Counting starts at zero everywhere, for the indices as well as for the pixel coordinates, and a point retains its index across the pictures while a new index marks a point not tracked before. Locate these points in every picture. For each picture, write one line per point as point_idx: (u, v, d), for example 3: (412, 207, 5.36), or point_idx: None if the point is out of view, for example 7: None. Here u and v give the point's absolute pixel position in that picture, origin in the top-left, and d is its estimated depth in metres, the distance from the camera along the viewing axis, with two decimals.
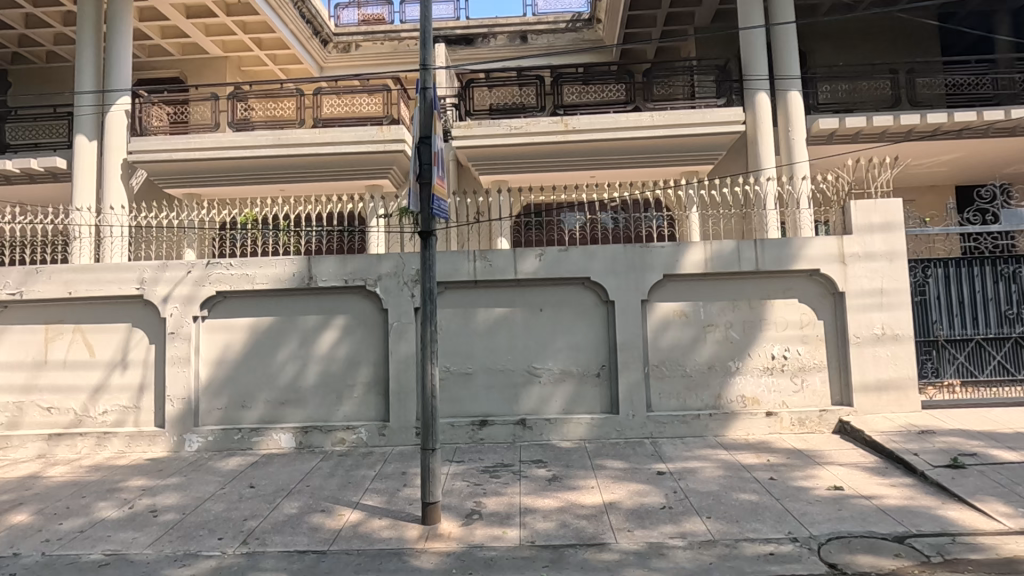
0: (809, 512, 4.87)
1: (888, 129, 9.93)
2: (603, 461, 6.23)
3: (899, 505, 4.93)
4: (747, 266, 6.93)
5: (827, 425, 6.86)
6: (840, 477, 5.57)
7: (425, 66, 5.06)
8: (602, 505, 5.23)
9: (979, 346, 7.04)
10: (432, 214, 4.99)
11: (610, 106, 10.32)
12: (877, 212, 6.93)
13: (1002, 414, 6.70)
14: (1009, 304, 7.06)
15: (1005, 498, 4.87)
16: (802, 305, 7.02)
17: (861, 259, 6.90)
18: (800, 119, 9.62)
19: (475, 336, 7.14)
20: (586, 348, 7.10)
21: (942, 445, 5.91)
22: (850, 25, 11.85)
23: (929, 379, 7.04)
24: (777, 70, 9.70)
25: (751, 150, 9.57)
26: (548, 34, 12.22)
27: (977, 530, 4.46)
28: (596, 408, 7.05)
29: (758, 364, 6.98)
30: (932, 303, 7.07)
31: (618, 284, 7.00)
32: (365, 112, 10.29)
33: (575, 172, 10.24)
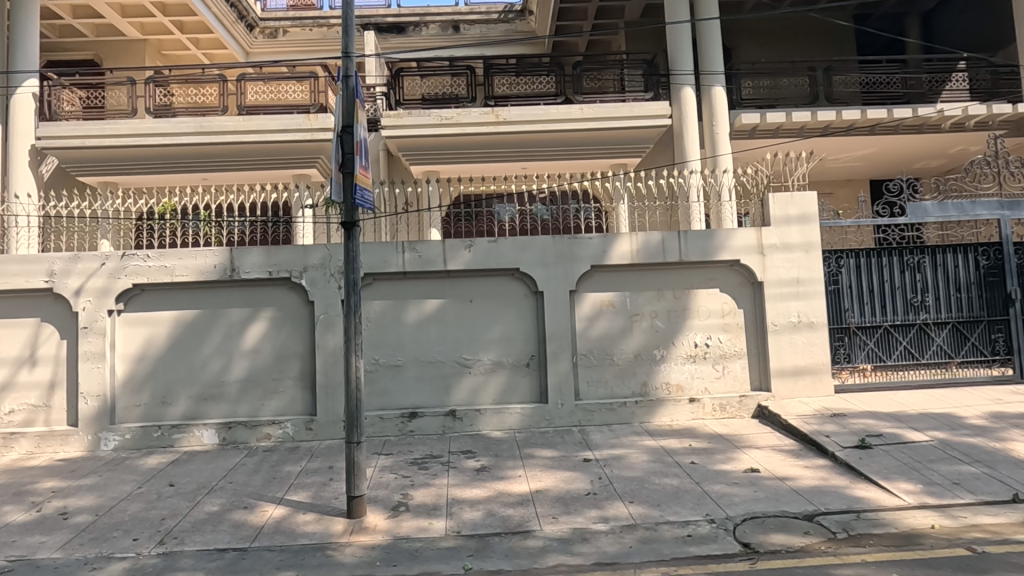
0: (726, 494, 5.06)
1: (806, 125, 10.31)
2: (532, 451, 6.29)
3: (811, 485, 5.16)
4: (672, 257, 7.11)
5: (747, 410, 7.12)
6: (758, 459, 5.79)
7: (346, 53, 4.98)
8: (529, 493, 5.30)
9: (887, 333, 7.42)
10: (355, 204, 4.95)
11: (540, 98, 10.41)
12: (793, 205, 7.22)
13: (907, 396, 7.08)
14: (914, 293, 7.45)
15: (906, 476, 5.16)
16: (724, 295, 7.25)
17: (779, 250, 7.18)
18: (725, 114, 9.89)
19: (405, 328, 7.09)
20: (516, 339, 7.14)
21: (852, 427, 6.21)
22: (772, 23, 12.25)
23: (841, 365, 7.37)
24: (702, 65, 9.94)
25: (677, 143, 9.79)
26: (480, 24, 12.18)
27: (880, 506, 4.72)
28: (526, 397, 7.11)
29: (683, 352, 7.17)
30: (844, 292, 7.41)
31: (547, 275, 7.07)
32: (291, 99, 10.10)
33: (507, 163, 10.27)
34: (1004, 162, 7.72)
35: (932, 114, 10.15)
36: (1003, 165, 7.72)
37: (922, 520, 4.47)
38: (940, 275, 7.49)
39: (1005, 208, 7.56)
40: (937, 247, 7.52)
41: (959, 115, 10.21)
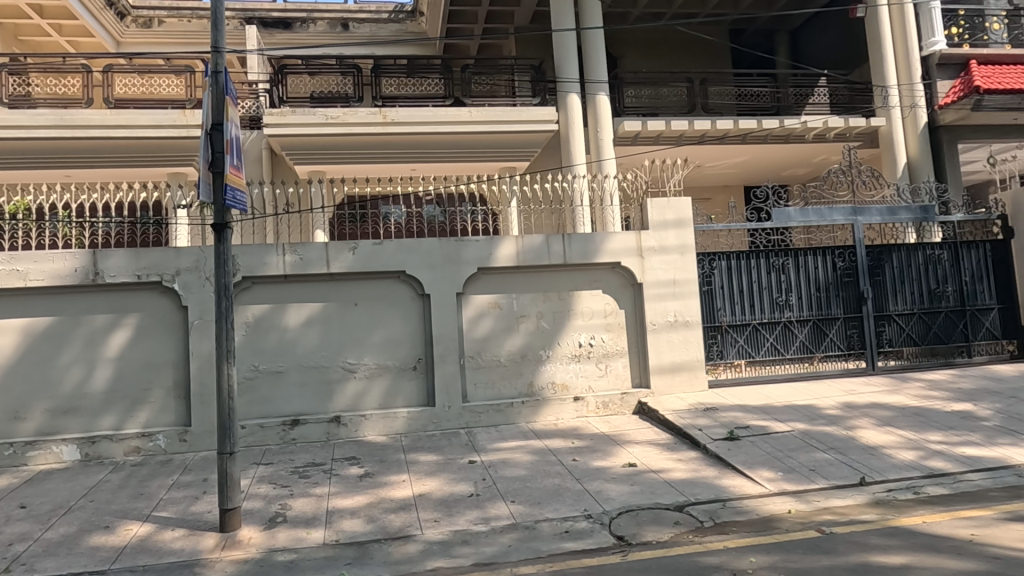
0: (604, 490, 5.21)
1: (685, 133, 10.80)
2: (416, 455, 6.25)
3: (683, 477, 5.40)
4: (556, 259, 7.28)
5: (628, 406, 7.36)
6: (635, 455, 6.01)
7: (215, 49, 4.77)
8: (412, 497, 5.27)
9: (756, 330, 7.89)
10: (226, 206, 4.75)
11: (428, 100, 10.41)
12: (670, 210, 7.57)
13: (774, 389, 7.54)
14: (779, 292, 7.97)
15: (769, 465, 5.51)
16: (606, 296, 7.49)
17: (657, 252, 7.51)
18: (609, 121, 10.22)
19: (285, 333, 6.87)
20: (402, 342, 7.08)
21: (722, 420, 6.56)
22: (656, 34, 12.76)
23: (714, 361, 7.76)
24: (587, 73, 10.23)
25: (563, 148, 10.02)
26: (370, 23, 12.02)
27: (744, 494, 5.00)
28: (412, 401, 7.05)
29: (567, 352, 7.33)
30: (717, 292, 7.82)
31: (433, 277, 7.05)
32: (165, 94, 9.66)
33: (396, 164, 10.17)
34: (856, 172, 8.39)
35: (796, 125, 10.90)
36: (856, 174, 8.39)
37: (780, 506, 4.78)
38: (802, 275, 8.06)
39: (857, 213, 8.18)
40: (799, 250, 8.07)
41: (820, 126, 11.00)
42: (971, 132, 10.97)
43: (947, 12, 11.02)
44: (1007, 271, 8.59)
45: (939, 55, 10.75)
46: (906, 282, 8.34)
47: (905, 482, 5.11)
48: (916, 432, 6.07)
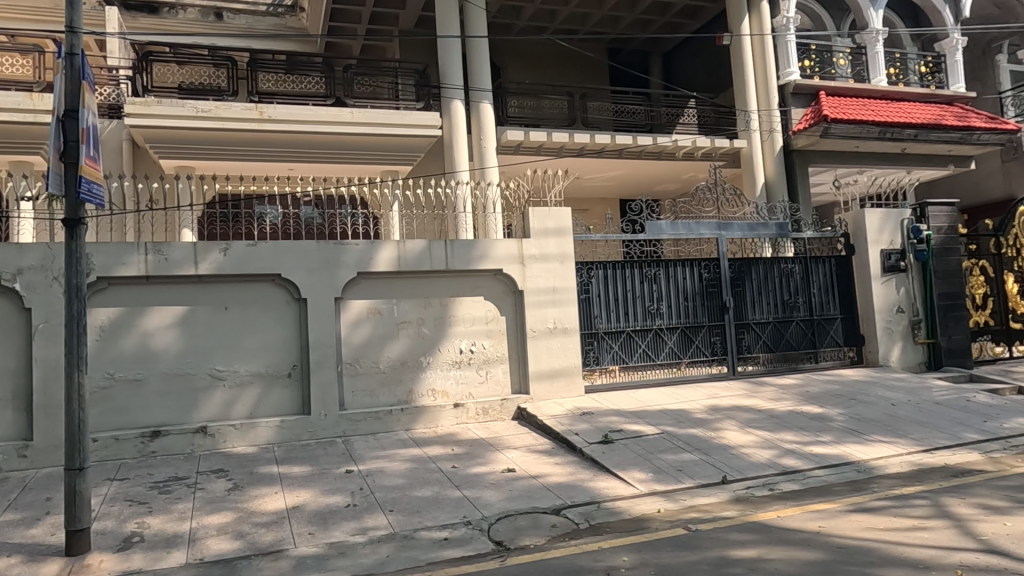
0: (483, 496, 5.23)
1: (564, 145, 11.11)
2: (289, 467, 5.99)
3: (560, 481, 5.53)
4: (439, 265, 7.28)
5: (508, 412, 7.42)
6: (514, 460, 6.09)
7: (71, 28, 4.38)
8: (284, 510, 5.05)
9: (629, 337, 8.23)
10: (79, 199, 4.37)
11: (308, 98, 10.14)
12: (551, 219, 7.78)
13: (646, 394, 7.89)
14: (651, 301, 8.36)
15: (641, 467, 5.75)
16: (487, 302, 7.55)
17: (537, 260, 7.67)
18: (492, 129, 10.34)
19: (145, 338, 6.40)
20: (276, 348, 6.79)
21: (597, 424, 6.78)
22: (537, 47, 13.17)
23: (591, 367, 8.01)
24: (471, 81, 10.29)
25: (447, 154, 10.03)
26: (245, 15, 11.43)
27: (617, 496, 5.19)
28: (285, 409, 6.76)
29: (448, 358, 7.32)
30: (594, 300, 8.09)
31: (310, 281, 6.83)
32: (8, 74, 8.73)
33: (272, 163, 9.77)
34: (721, 190, 8.96)
35: (668, 143, 11.51)
36: (721, 192, 8.96)
37: (650, 505, 5.00)
38: (672, 285, 8.50)
39: (721, 228, 8.75)
40: (670, 261, 8.51)
41: (689, 145, 11.67)
42: (820, 157, 11.94)
43: (801, 46, 12.16)
44: (849, 285, 9.45)
45: (794, 85, 11.73)
46: (764, 294, 8.99)
47: (761, 479, 5.49)
48: (771, 432, 6.55)
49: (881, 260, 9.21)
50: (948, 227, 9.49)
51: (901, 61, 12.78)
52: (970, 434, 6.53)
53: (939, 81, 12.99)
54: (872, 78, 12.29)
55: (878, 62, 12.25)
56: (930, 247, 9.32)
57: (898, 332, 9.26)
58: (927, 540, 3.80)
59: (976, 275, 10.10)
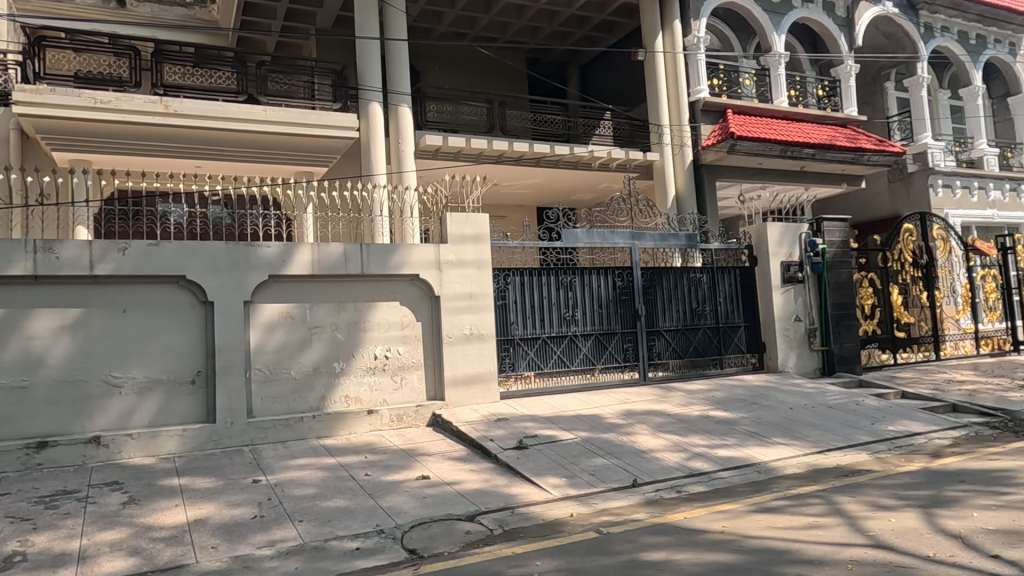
0: (397, 504, 5.16)
1: (483, 152, 11.15)
2: (191, 478, 5.70)
3: (475, 487, 5.52)
4: (354, 269, 7.15)
5: (423, 419, 7.34)
6: (429, 467, 6.03)
7: None
8: (186, 524, 4.82)
9: (545, 343, 8.34)
10: None
11: (219, 94, 9.83)
12: (468, 225, 7.79)
13: (561, 399, 8.00)
14: (567, 308, 8.50)
15: (555, 472, 5.82)
16: (403, 307, 7.46)
17: (454, 265, 7.66)
18: (411, 133, 10.26)
19: (31, 343, 5.97)
20: (179, 354, 6.47)
21: (513, 430, 6.82)
22: (456, 53, 13.30)
23: (506, 373, 8.05)
24: (390, 84, 10.17)
25: (364, 156, 9.87)
26: (151, 4, 10.87)
27: (531, 501, 5.23)
28: (188, 418, 6.45)
29: (362, 364, 7.18)
30: (511, 306, 8.15)
31: (217, 283, 6.56)
32: None
33: (177, 159, 9.34)
34: (634, 201, 9.24)
35: (584, 153, 11.76)
36: (635, 203, 9.25)
37: (563, 509, 5.07)
38: (587, 293, 8.67)
39: (635, 238, 8.99)
40: (585, 269, 8.68)
41: (604, 156, 11.97)
42: (727, 171, 12.45)
43: (710, 65, 12.71)
44: (752, 295, 9.92)
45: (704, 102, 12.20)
46: (673, 302, 9.30)
47: (670, 482, 5.67)
48: (680, 436, 6.78)
49: (781, 271, 9.73)
50: (841, 241, 10.19)
51: (800, 84, 13.53)
52: (861, 436, 6.97)
53: (835, 104, 13.84)
54: (774, 99, 12.93)
55: (780, 84, 12.90)
56: (825, 260, 9.95)
57: (796, 339, 9.78)
58: (821, 538, 4.03)
59: (865, 287, 10.84)
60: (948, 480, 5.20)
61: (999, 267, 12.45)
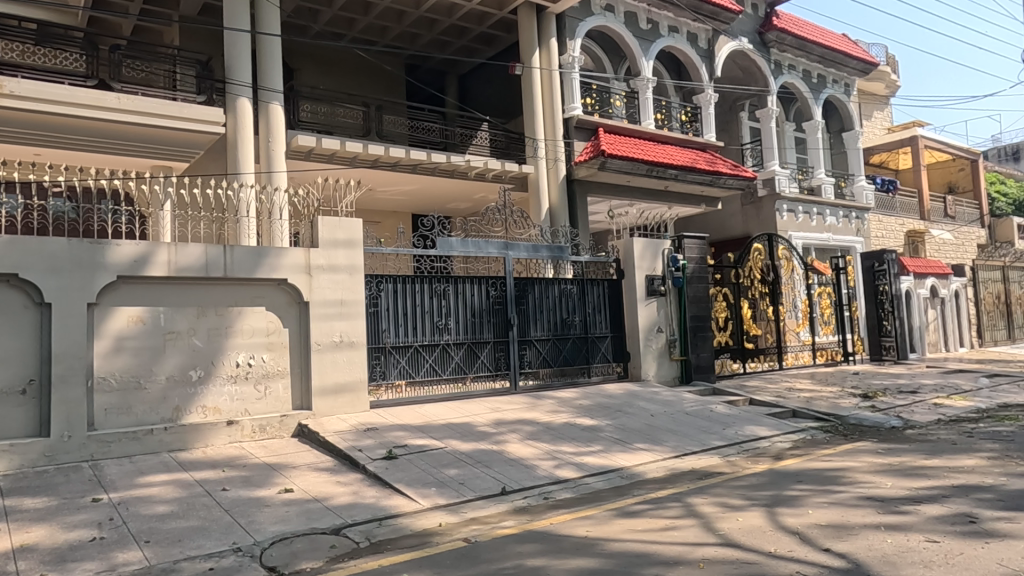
0: (257, 520, 4.92)
1: (358, 156, 10.93)
2: (19, 499, 5.13)
3: (341, 500, 5.36)
4: (215, 272, 6.77)
5: (287, 429, 7.03)
6: (293, 480, 5.80)
7: None
8: (11, 550, 4.34)
9: (417, 352, 8.26)
10: None
11: (64, 76, 8.99)
12: (341, 230, 7.60)
13: (432, 408, 7.94)
14: (440, 316, 8.49)
15: (425, 482, 5.77)
16: (269, 313, 7.14)
17: (325, 270, 7.44)
18: (282, 132, 9.88)
19: None
20: (8, 361, 5.81)
21: (383, 439, 6.69)
22: (332, 53, 13.03)
23: (377, 382, 7.90)
24: (261, 80, 9.75)
25: (230, 153, 9.38)
26: None
27: (400, 512, 5.15)
28: (19, 432, 5.81)
29: (223, 372, 6.79)
30: (383, 314, 8.02)
31: (57, 284, 5.97)
32: None
33: (13, 145, 8.46)
34: (509, 212, 9.41)
35: (461, 162, 11.82)
36: (509, 214, 9.42)
37: (432, 520, 5.04)
38: (460, 301, 8.69)
39: (507, 248, 9.14)
40: (459, 278, 8.71)
41: (481, 166, 12.08)
42: (598, 187, 12.92)
43: (584, 84, 13.20)
44: (619, 306, 10.33)
45: (577, 119, 12.62)
46: (544, 312, 9.52)
47: (537, 489, 5.79)
48: (549, 444, 6.94)
49: (645, 284, 10.23)
50: (699, 257, 10.86)
51: (666, 108, 14.32)
52: (714, 441, 7.44)
53: (696, 129, 14.76)
54: (642, 120, 13.62)
55: (647, 107, 13.58)
56: (685, 274, 10.59)
57: (657, 349, 10.29)
58: (676, 538, 4.26)
59: (720, 301, 11.56)
60: (789, 480, 5.66)
61: (833, 286, 13.77)
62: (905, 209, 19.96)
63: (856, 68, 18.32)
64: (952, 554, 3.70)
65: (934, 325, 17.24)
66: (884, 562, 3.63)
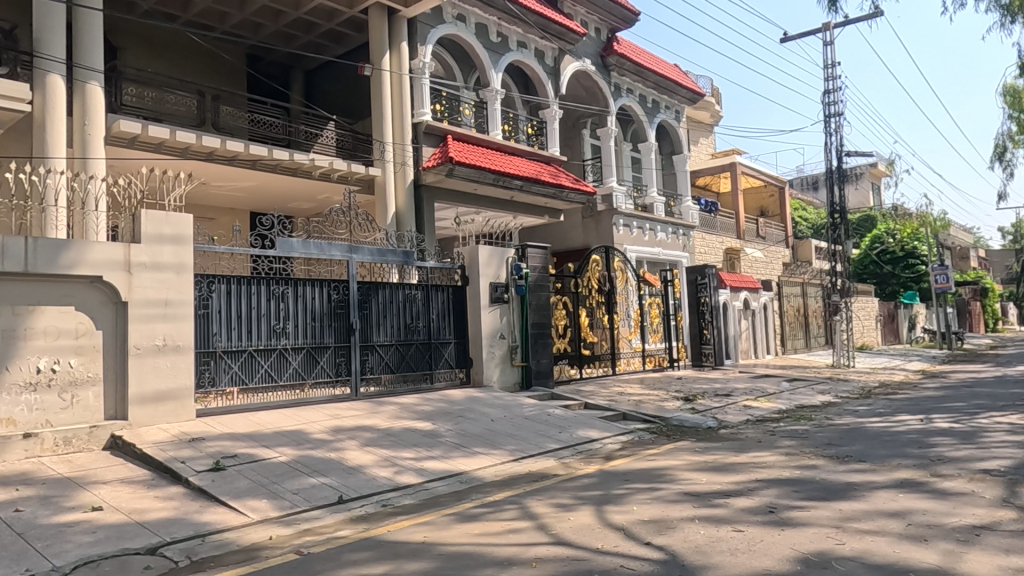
0: (56, 543, 4.42)
1: (190, 146, 10.22)
2: None
3: (160, 516, 4.96)
4: (13, 265, 6.01)
5: (97, 442, 6.40)
6: (102, 496, 5.28)
7: None
8: None
9: (251, 356, 7.84)
10: None
11: None
12: (167, 225, 7.08)
13: (266, 416, 7.57)
14: (277, 320, 8.12)
15: (255, 494, 5.48)
16: (79, 314, 6.46)
17: (148, 268, 6.89)
18: (100, 116, 9.03)
19: None
20: None
21: (208, 450, 6.27)
22: (163, 35, 12.12)
23: (205, 389, 7.40)
24: (78, 57, 8.87)
25: (37, 136, 8.45)
26: None
27: (226, 527, 4.86)
28: None
29: (19, 379, 6.03)
30: (214, 316, 7.54)
31: None
32: None
33: None
34: (354, 214, 9.43)
35: (304, 160, 11.41)
36: (353, 216, 9.40)
37: (261, 533, 4.80)
38: (300, 304, 8.37)
39: (352, 251, 8.92)
40: (299, 280, 8.40)
41: (326, 166, 11.74)
42: (446, 194, 12.97)
43: (434, 90, 13.23)
44: (463, 312, 10.43)
45: (426, 124, 12.60)
46: (388, 316, 9.41)
47: (375, 496, 5.70)
48: (388, 450, 6.86)
49: (489, 290, 10.41)
50: (540, 266, 11.24)
51: (513, 121, 14.69)
52: (550, 443, 7.72)
53: (541, 142, 15.29)
54: (490, 131, 13.89)
55: (495, 118, 13.88)
56: (527, 283, 10.89)
57: (499, 356, 10.49)
58: (510, 540, 4.37)
59: (560, 309, 12.02)
60: (617, 479, 6.00)
61: (662, 297, 14.79)
62: (724, 228, 21.87)
63: (686, 96, 19.90)
64: (754, 542, 4.09)
65: (747, 334, 19.01)
66: (696, 552, 3.95)
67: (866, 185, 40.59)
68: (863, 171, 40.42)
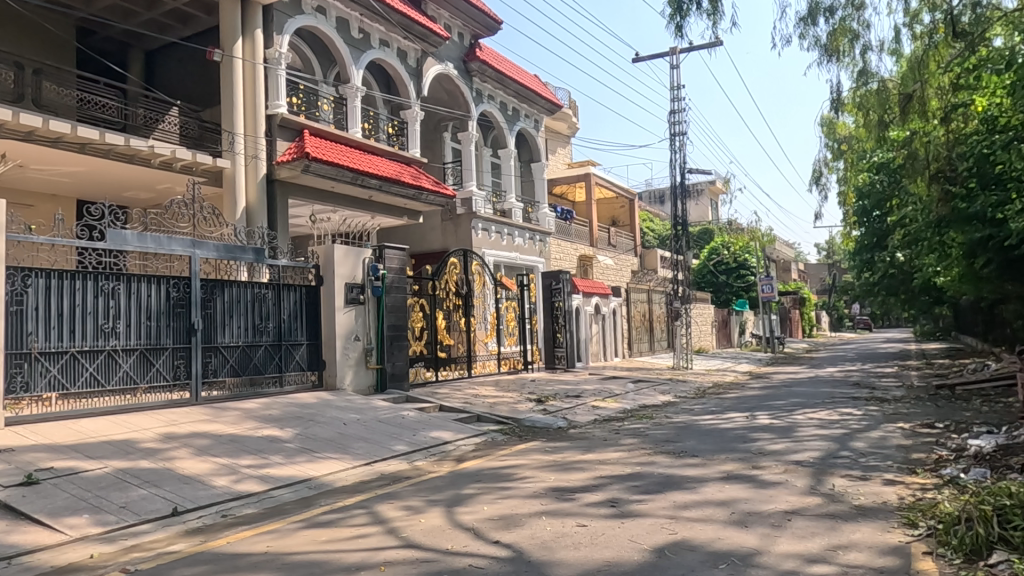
0: None
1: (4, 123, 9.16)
2: None
3: None
4: None
5: None
6: None
7: None
8: None
9: (74, 359, 7.15)
10: None
11: None
12: None
13: (89, 424, 6.93)
14: (105, 318, 7.45)
15: (74, 510, 4.99)
16: None
17: None
18: None
19: None
20: None
21: (18, 463, 5.64)
22: None
23: (16, 395, 6.65)
24: None
25: None
26: None
27: (37, 547, 4.40)
28: None
29: None
30: (29, 314, 6.79)
31: None
32: None
33: None
34: (198, 207, 8.77)
35: (143, 147, 10.58)
36: (198, 209, 8.78)
37: (80, 551, 4.38)
38: (133, 301, 7.75)
39: (195, 246, 8.39)
40: (132, 275, 7.78)
41: (168, 155, 10.96)
42: (301, 191, 12.50)
43: (290, 82, 12.72)
44: (316, 313, 10.09)
45: (281, 117, 12.06)
46: (234, 316, 8.91)
47: (214, 507, 5.38)
48: (228, 458, 6.50)
49: (344, 292, 10.16)
50: (398, 268, 11.12)
51: (374, 119, 14.41)
52: (402, 446, 7.66)
53: (402, 143, 15.13)
54: (349, 128, 13.57)
55: (356, 115, 13.59)
56: (384, 284, 10.74)
57: (354, 358, 10.27)
58: (359, 545, 4.30)
59: (416, 311, 11.95)
60: (468, 480, 6.07)
61: (517, 300, 15.15)
62: (578, 236, 22.72)
63: (545, 106, 20.52)
64: (596, 535, 4.29)
65: (597, 338, 19.86)
66: (542, 547, 4.08)
67: (705, 201, 43.80)
68: (704, 188, 43.59)
